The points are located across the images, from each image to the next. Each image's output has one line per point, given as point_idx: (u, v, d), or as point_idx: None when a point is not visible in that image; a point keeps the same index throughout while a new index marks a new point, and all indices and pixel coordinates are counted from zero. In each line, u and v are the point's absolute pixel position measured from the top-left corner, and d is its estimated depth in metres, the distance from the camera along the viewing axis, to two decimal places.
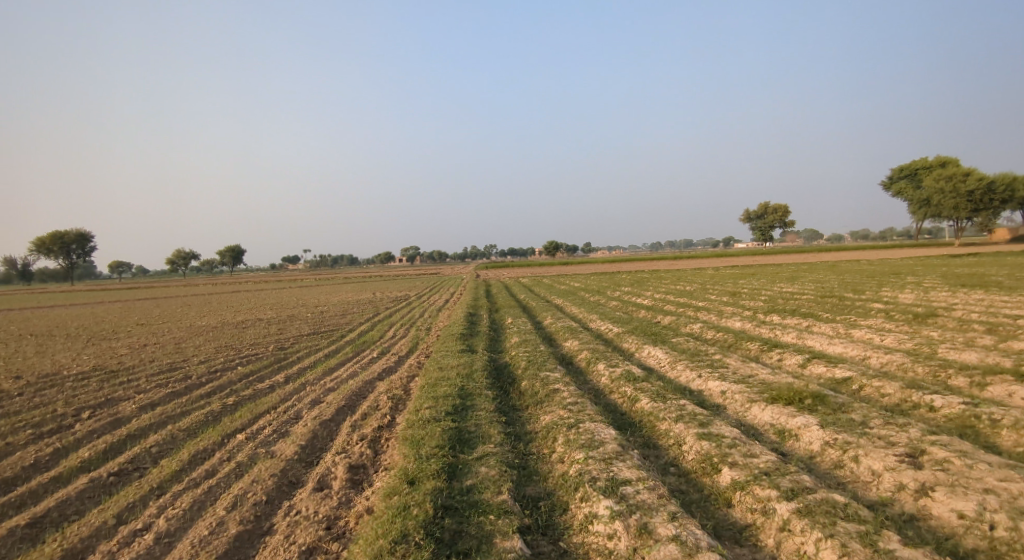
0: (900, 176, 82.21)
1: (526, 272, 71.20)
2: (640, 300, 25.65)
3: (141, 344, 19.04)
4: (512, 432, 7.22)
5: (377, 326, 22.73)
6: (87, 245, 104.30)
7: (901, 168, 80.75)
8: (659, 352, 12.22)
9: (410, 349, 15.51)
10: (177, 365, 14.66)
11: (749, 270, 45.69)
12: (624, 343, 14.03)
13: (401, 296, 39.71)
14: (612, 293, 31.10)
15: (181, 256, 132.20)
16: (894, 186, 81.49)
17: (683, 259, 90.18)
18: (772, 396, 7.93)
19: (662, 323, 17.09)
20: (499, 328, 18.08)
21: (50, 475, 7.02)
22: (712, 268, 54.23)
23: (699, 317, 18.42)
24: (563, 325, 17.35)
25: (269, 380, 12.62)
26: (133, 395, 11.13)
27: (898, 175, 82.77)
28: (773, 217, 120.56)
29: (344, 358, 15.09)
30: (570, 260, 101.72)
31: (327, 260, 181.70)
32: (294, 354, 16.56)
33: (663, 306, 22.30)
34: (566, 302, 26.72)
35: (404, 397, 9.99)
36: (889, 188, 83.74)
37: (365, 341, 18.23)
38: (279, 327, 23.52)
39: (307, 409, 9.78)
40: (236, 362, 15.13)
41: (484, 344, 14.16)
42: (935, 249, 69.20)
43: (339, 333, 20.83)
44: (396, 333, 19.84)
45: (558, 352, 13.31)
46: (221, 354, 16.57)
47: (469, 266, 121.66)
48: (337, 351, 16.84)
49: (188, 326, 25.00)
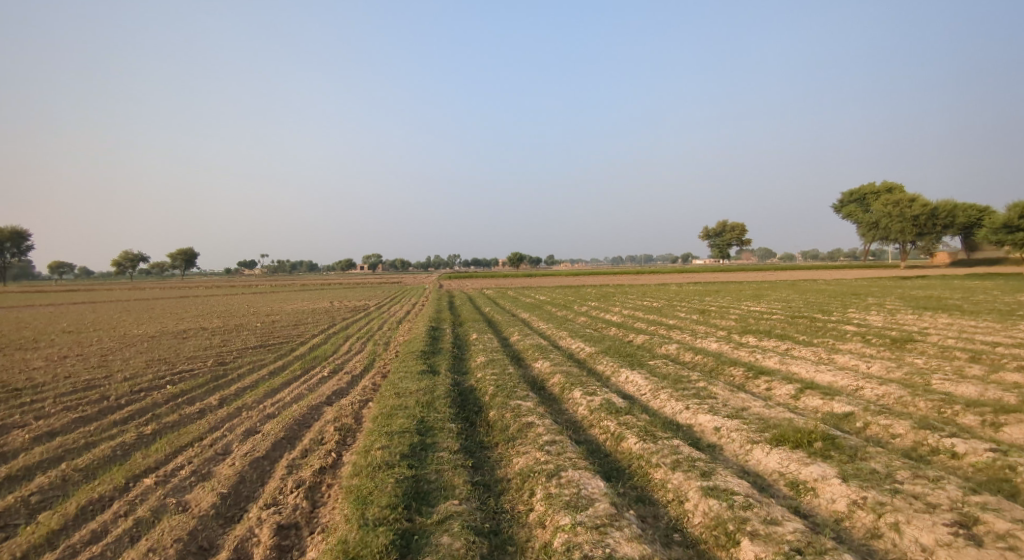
0: (850, 200, 85.63)
1: (490, 283, 70.01)
2: (610, 316, 24.79)
3: (56, 356, 16.75)
4: (481, 481, 6.02)
5: (332, 338, 21.02)
6: (21, 243, 97.11)
7: (851, 192, 84.03)
8: (639, 377, 11.25)
9: (365, 367, 14.06)
10: (94, 382, 12.53)
11: (710, 287, 45.78)
12: (599, 365, 13.01)
13: (360, 306, 37.69)
14: (580, 308, 30.24)
15: (125, 257, 124.81)
16: (845, 208, 84.76)
17: (645, 275, 90.78)
18: (776, 435, 7.24)
19: (637, 343, 16.19)
20: (462, 345, 16.79)
21: None
22: (674, 284, 54.50)
23: (674, 337, 17.65)
24: (531, 343, 16.21)
25: (198, 402, 10.87)
26: (26, 420, 9.30)
27: (848, 199, 86.28)
28: (731, 235, 123.67)
29: (290, 377, 13.45)
30: (535, 272, 101.30)
31: (284, 265, 175.43)
32: (234, 371, 14.70)
33: (634, 324, 21.48)
34: (531, 317, 25.61)
35: (354, 428, 8.63)
36: (841, 211, 87.07)
37: (315, 357, 16.57)
38: (221, 339, 21.31)
39: (239, 442, 8.26)
40: (164, 379, 13.15)
41: (447, 364, 12.88)
42: (884, 270, 72.06)
43: (287, 347, 18.96)
44: (351, 349, 18.25)
45: (529, 375, 12.17)
46: (148, 370, 14.50)
47: (432, 276, 119.33)
48: (284, 368, 15.17)
49: (116, 335, 22.37)
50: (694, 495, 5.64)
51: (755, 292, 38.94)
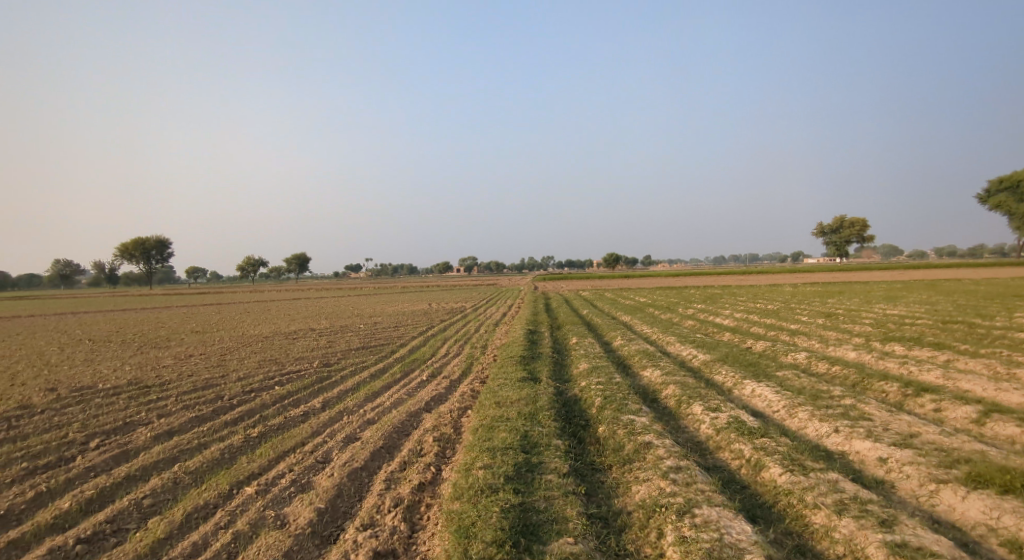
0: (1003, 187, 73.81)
1: (584, 285, 68.76)
2: (720, 320, 22.79)
3: (186, 356, 18.34)
4: (598, 515, 5.21)
5: (430, 341, 21.18)
6: (167, 252, 111.15)
7: (1002, 179, 72.41)
8: (768, 390, 9.79)
9: (463, 372, 13.74)
10: (213, 383, 13.38)
11: (830, 288, 41.22)
12: (716, 374, 11.63)
13: (456, 308, 38.30)
14: (684, 311, 28.28)
15: (250, 263, 138.65)
16: (996, 197, 73.23)
17: (751, 276, 84.45)
18: (974, 474, 5.64)
19: (757, 350, 14.46)
20: (562, 350, 16.00)
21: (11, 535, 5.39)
22: (788, 285, 49.68)
23: (800, 343, 15.61)
24: (636, 349, 15.05)
25: (302, 405, 11.10)
26: (154, 419, 9.94)
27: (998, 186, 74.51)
28: (848, 231, 111.87)
29: (390, 380, 13.45)
30: (628, 274, 98.35)
31: (385, 269, 185.43)
32: (338, 372, 15.08)
33: (750, 328, 19.46)
34: (633, 320, 24.22)
35: (454, 440, 8.15)
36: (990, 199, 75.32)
37: (415, 360, 16.63)
38: (328, 340, 22.34)
39: (338, 450, 8.09)
40: (274, 380, 13.74)
41: (548, 371, 12.17)
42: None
43: (388, 348, 19.33)
44: (448, 351, 18.16)
45: (637, 384, 11.11)
46: (262, 370, 15.34)
47: (523, 279, 119.90)
48: (384, 370, 15.32)
49: (238, 336, 24.32)
50: (879, 558, 4.38)
51: (889, 293, 34.22)
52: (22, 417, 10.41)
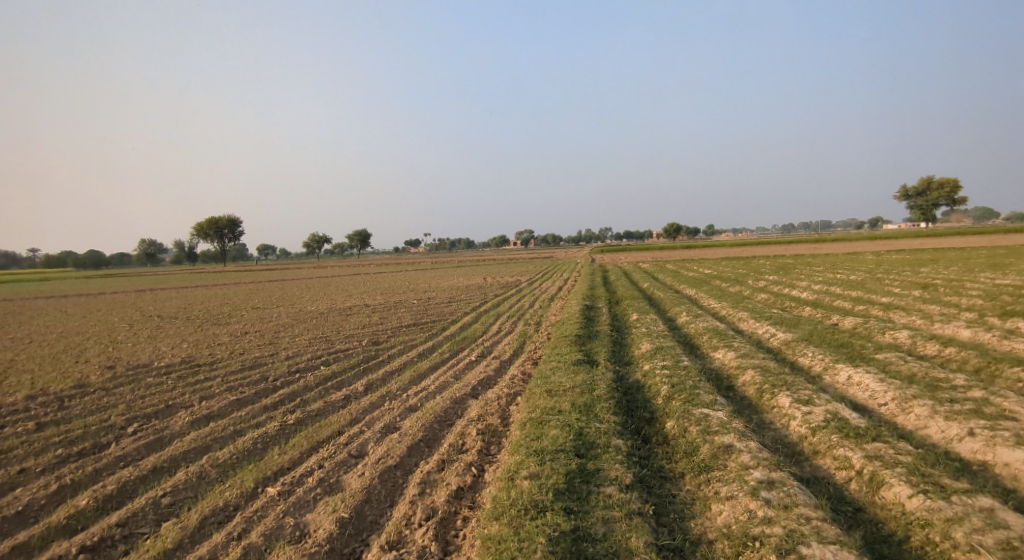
0: None
1: (642, 256, 66.40)
2: (797, 292, 20.66)
3: (242, 333, 18.61)
4: (670, 547, 4.17)
5: (481, 317, 20.46)
6: (237, 230, 117.11)
7: None
8: (870, 374, 8.22)
9: (513, 352, 12.82)
10: (261, 363, 13.21)
11: (922, 256, 37.12)
12: (801, 355, 10.10)
13: (510, 282, 37.55)
14: (755, 283, 26.08)
15: (314, 241, 144.22)
16: None
17: (826, 243, 78.52)
18: None
19: (846, 327, 12.66)
20: (622, 329, 14.73)
21: (21, 541, 5.09)
22: (870, 253, 45.38)
23: (898, 316, 13.59)
24: (705, 327, 13.60)
25: (343, 389, 10.59)
26: (196, 403, 9.74)
27: None
28: (937, 193, 101.74)
29: (437, 361, 12.75)
30: (689, 245, 94.31)
31: (441, 244, 187.92)
32: (386, 351, 14.59)
33: (834, 301, 17.39)
34: (698, 294, 22.44)
35: (500, 434, 7.27)
36: None
37: (465, 338, 15.91)
38: (380, 316, 22.11)
39: (374, 444, 7.41)
40: (321, 360, 13.41)
41: (605, 352, 11.04)
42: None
43: (438, 325, 18.75)
44: (500, 329, 17.31)
45: (708, 367, 9.81)
46: (311, 349, 15.14)
47: (579, 251, 117.91)
48: (432, 349, 14.71)
49: (295, 312, 24.65)
50: None
51: (995, 260, 30.20)
52: (77, 396, 10.55)
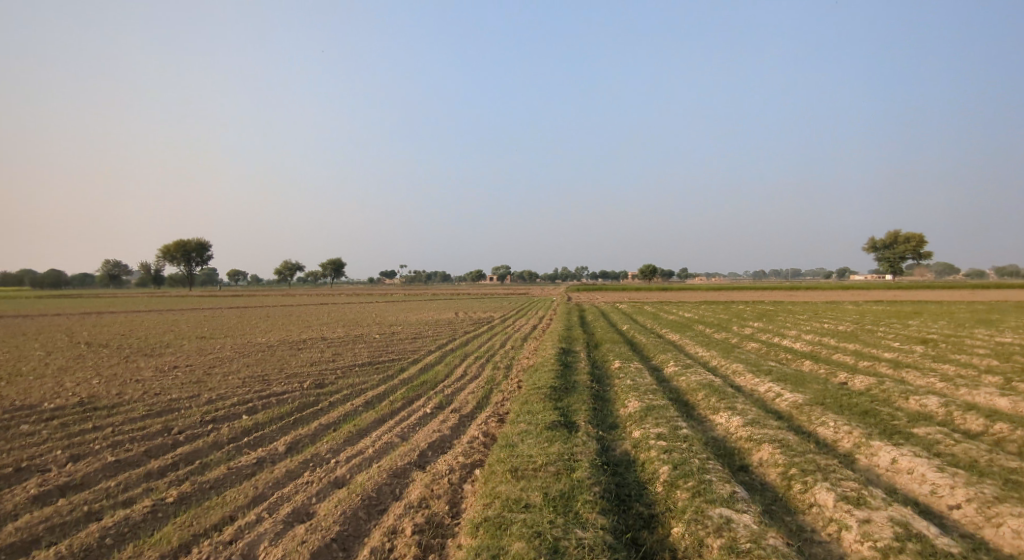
0: None
1: (620, 296, 65.47)
2: (789, 343, 19.23)
3: (169, 369, 16.23)
4: None
5: (446, 357, 18.44)
6: (206, 253, 113.16)
7: None
8: (918, 457, 6.52)
9: (475, 405, 10.83)
10: (172, 408, 10.98)
11: (900, 308, 36.66)
12: (819, 423, 8.40)
13: (483, 319, 35.56)
14: (740, 330, 24.68)
15: (287, 268, 140.64)
16: None
17: (800, 291, 78.90)
18: None
19: (859, 387, 11.06)
20: (602, 380, 12.87)
21: None
22: (848, 304, 44.72)
23: (911, 376, 12.08)
24: (698, 381, 11.82)
25: (260, 449, 8.50)
26: (59, 465, 7.52)
27: None
28: (904, 247, 104.30)
29: (384, 413, 10.70)
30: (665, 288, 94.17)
31: (418, 276, 185.25)
32: (329, 397, 12.48)
33: (833, 355, 15.92)
34: (683, 340, 20.81)
35: (445, 540, 5.30)
36: None
37: (423, 383, 13.85)
38: (334, 352, 19.89)
39: (268, 545, 5.35)
40: (248, 407, 11.28)
41: (585, 411, 9.18)
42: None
43: (396, 365, 16.65)
44: (465, 373, 15.28)
45: (711, 436, 8.00)
46: (241, 391, 12.95)
47: (557, 288, 116.90)
48: (383, 395, 12.64)
49: (241, 344, 22.23)
50: None
51: (980, 316, 29.52)
52: None
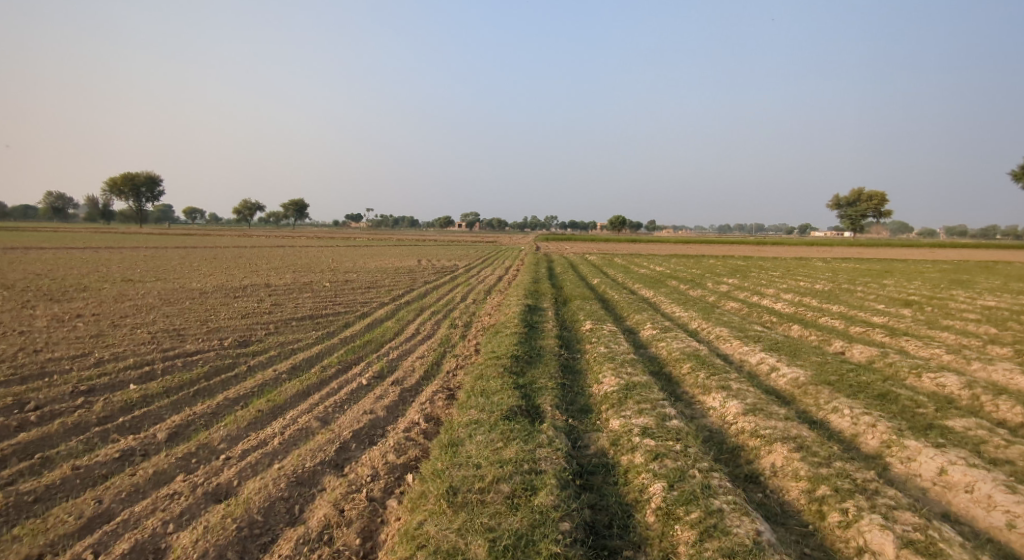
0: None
1: (589, 247, 64.18)
2: (770, 303, 18.07)
3: (70, 319, 13.85)
4: None
5: (399, 311, 16.54)
6: (156, 189, 105.84)
7: None
8: (974, 466, 5.08)
9: (421, 378, 9.04)
10: (43, 374, 8.84)
11: (870, 267, 36.29)
12: (831, 409, 6.97)
13: (447, 267, 33.52)
14: (717, 287, 23.52)
15: (245, 207, 133.84)
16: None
17: (767, 246, 78.97)
18: None
19: (860, 360, 9.76)
20: (572, 346, 11.24)
21: None
22: (816, 261, 44.48)
23: (914, 346, 10.86)
24: (682, 350, 10.30)
25: (131, 436, 6.52)
26: None
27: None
28: (868, 204, 105.64)
29: (310, 386, 8.82)
30: (635, 240, 93.58)
31: (386, 220, 179.97)
32: (249, 360, 10.47)
33: (820, 318, 14.72)
34: (658, 298, 19.38)
35: None
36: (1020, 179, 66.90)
37: (366, 345, 11.97)
38: (274, 302, 17.68)
39: None
40: (143, 372, 9.21)
41: (552, 392, 7.53)
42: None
43: (341, 321, 14.65)
44: (416, 332, 13.43)
45: (706, 427, 6.48)
46: (144, 350, 10.79)
47: (527, 236, 114.84)
48: (316, 359, 10.75)
49: (170, 290, 19.74)
50: None
51: (950, 276, 29.16)
52: None
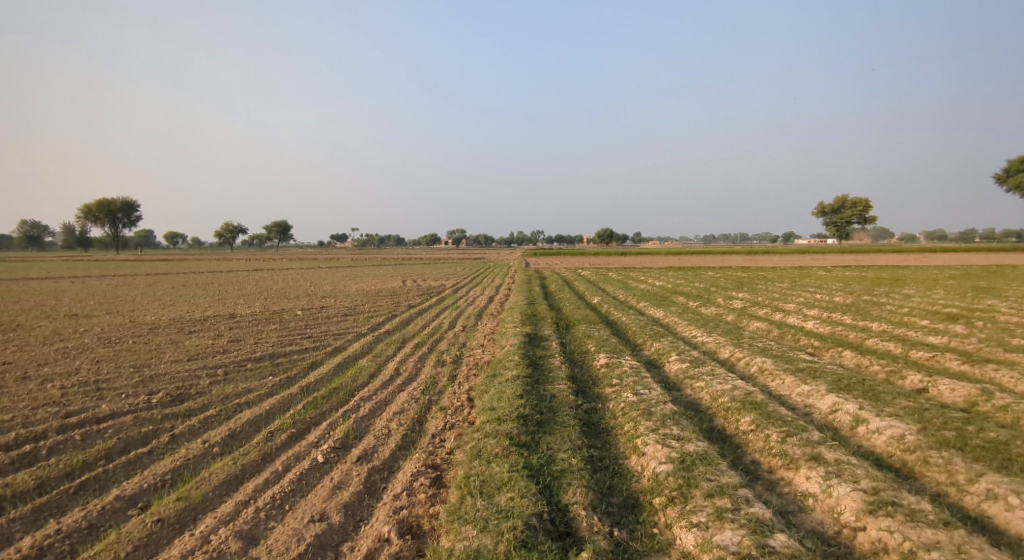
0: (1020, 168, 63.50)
1: (579, 262, 62.15)
2: (799, 322, 16.03)
3: None
4: None
5: (378, 346, 14.17)
6: (132, 215, 102.44)
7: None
8: None
9: (398, 455, 6.75)
10: None
11: (875, 276, 34.63)
12: (983, 495, 4.88)
13: (434, 288, 31.20)
14: (729, 303, 21.46)
15: (226, 230, 130.51)
16: (1011, 179, 63.42)
17: (757, 255, 77.57)
18: None
19: (961, 404, 7.68)
20: (588, 389, 8.99)
21: None
22: (814, 270, 42.71)
23: (1012, 377, 8.81)
24: (731, 396, 8.11)
25: None
26: None
27: (1014, 165, 63.76)
28: (852, 210, 105.46)
29: (243, 466, 6.47)
30: (625, 253, 92.01)
31: (371, 239, 177.36)
32: (176, 422, 8.04)
33: (867, 341, 12.69)
34: (670, 318, 17.24)
35: None
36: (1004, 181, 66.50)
37: (332, 396, 9.62)
38: (233, 338, 15.18)
39: None
40: (18, 453, 6.77)
41: (580, 477, 5.31)
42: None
43: (306, 362, 12.27)
44: (396, 375, 11.11)
45: (823, 543, 4.30)
46: (39, 414, 8.20)
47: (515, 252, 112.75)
48: (264, 418, 8.38)
49: (113, 325, 17.12)
50: None
51: (966, 284, 27.47)
52: None
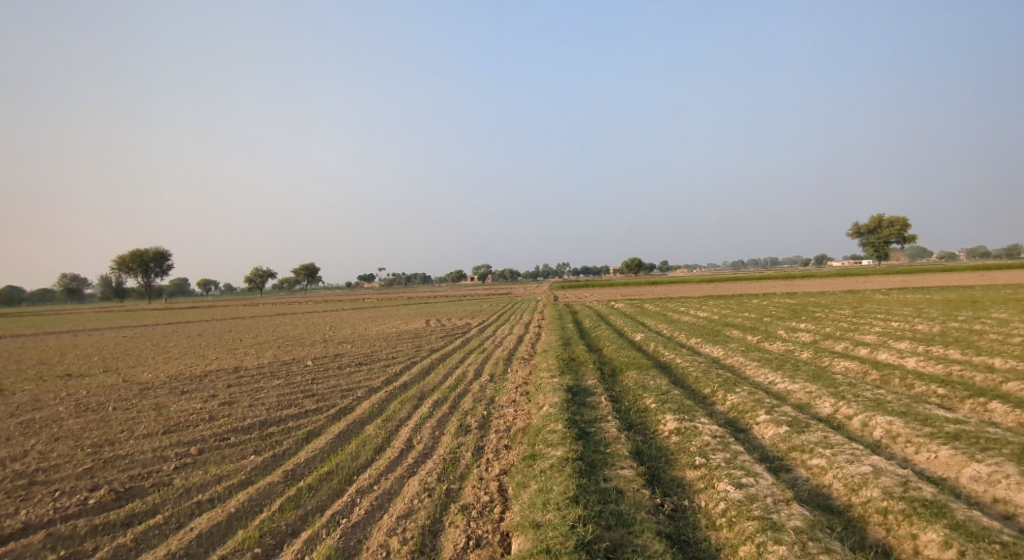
0: None
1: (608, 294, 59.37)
2: (898, 360, 13.16)
3: None
4: None
5: (392, 406, 11.89)
6: (164, 264, 104.23)
7: None
8: None
9: None
10: None
11: (943, 300, 30.89)
12: None
13: (459, 328, 28.90)
14: (797, 337, 18.56)
15: (254, 276, 132.16)
16: None
17: (794, 281, 73.25)
18: None
19: None
20: (665, 475, 6.56)
21: None
22: (866, 294, 39.09)
23: None
24: (882, 488, 5.55)
25: None
26: None
27: None
28: (890, 230, 100.18)
29: None
30: (652, 283, 88.63)
31: (395, 279, 177.61)
32: (103, 540, 5.88)
33: (1009, 386, 9.86)
34: (735, 359, 14.54)
35: None
36: None
37: (323, 485, 7.36)
38: (227, 400, 13.10)
39: None
40: None
41: None
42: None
43: (302, 433, 10.04)
44: (408, 449, 8.79)
45: None
46: None
47: (539, 287, 110.38)
48: (224, 527, 6.16)
49: (100, 387, 15.27)
50: None
51: None
52: None
